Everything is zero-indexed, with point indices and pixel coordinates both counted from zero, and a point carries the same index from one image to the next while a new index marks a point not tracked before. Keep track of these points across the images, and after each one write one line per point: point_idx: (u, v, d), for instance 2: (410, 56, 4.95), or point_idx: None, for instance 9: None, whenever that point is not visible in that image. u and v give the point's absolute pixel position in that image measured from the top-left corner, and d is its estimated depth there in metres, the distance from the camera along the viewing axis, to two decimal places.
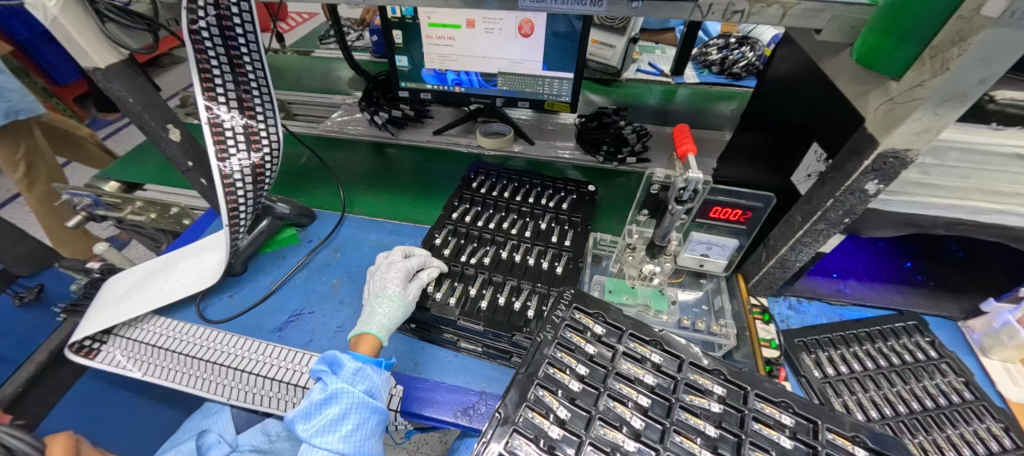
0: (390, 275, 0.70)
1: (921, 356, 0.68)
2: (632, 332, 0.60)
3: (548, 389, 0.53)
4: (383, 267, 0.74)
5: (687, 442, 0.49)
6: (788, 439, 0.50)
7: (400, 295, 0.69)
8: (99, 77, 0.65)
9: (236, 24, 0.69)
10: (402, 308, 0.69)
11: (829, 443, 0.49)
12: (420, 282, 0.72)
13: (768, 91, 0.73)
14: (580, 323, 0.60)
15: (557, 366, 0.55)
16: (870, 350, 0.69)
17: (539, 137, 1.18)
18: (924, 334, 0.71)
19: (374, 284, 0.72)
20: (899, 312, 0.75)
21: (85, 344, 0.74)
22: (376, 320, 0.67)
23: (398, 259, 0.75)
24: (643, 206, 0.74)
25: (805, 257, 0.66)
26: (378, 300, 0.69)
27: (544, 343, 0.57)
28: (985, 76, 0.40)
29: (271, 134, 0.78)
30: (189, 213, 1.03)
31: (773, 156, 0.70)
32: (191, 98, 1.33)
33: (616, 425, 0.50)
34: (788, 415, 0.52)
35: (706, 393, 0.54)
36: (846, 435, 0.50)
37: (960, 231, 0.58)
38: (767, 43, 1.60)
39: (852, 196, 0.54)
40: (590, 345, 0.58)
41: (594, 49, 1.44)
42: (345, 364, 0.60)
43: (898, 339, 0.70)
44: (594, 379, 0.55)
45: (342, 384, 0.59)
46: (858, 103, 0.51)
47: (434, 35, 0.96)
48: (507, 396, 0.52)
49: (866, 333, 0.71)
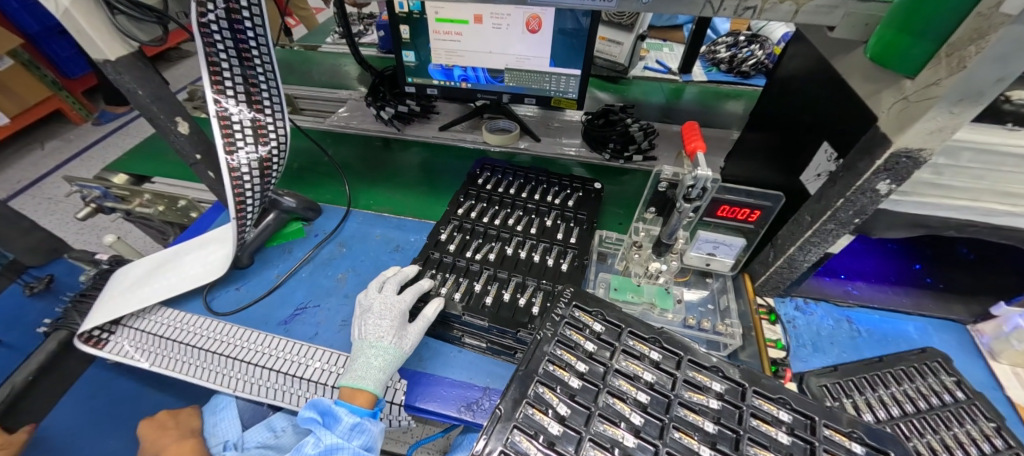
0: (386, 323, 0.66)
1: (947, 398, 0.61)
2: (632, 329, 0.60)
3: (548, 385, 0.53)
4: (377, 310, 0.68)
5: (687, 438, 0.49)
6: (786, 436, 0.50)
7: (396, 348, 0.65)
8: (109, 69, 0.65)
9: (245, 18, 0.69)
10: (396, 359, 0.65)
11: (827, 439, 0.49)
12: (425, 320, 0.69)
13: (779, 89, 0.72)
14: (578, 321, 0.60)
15: (558, 363, 0.55)
16: (896, 394, 0.61)
17: (545, 133, 1.17)
18: (951, 373, 0.64)
19: (365, 328, 0.67)
20: (922, 348, 0.68)
21: (94, 334, 0.75)
22: (371, 374, 0.63)
23: (392, 296, 0.70)
24: (651, 203, 0.74)
25: (813, 258, 0.65)
26: (373, 351, 0.65)
27: (544, 340, 0.57)
28: (1003, 75, 0.39)
29: (278, 128, 0.78)
30: (196, 206, 1.04)
31: (783, 156, 0.69)
32: (199, 91, 1.33)
33: (615, 420, 0.50)
34: (786, 411, 0.52)
35: (704, 390, 0.54)
36: (843, 430, 0.50)
37: (972, 232, 0.58)
38: (777, 41, 1.58)
39: (863, 196, 0.53)
40: (590, 343, 0.58)
41: (601, 46, 1.43)
42: (341, 420, 0.60)
43: (924, 379, 0.63)
44: (594, 376, 0.54)
45: (337, 439, 0.59)
46: (870, 103, 0.50)
47: (442, 30, 0.96)
48: (507, 392, 0.52)
49: (890, 375, 0.64)
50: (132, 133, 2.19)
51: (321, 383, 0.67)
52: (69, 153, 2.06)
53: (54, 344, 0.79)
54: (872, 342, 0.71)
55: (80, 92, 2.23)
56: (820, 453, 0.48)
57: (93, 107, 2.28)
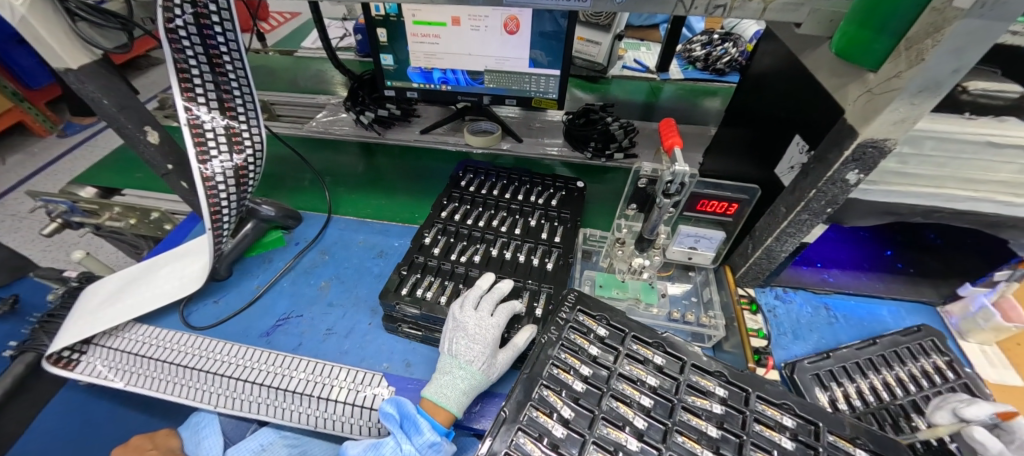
0: (478, 348, 0.63)
1: (938, 379, 0.63)
2: (636, 334, 0.60)
3: (552, 389, 0.53)
4: (471, 330, 0.64)
5: (689, 442, 0.50)
6: (789, 441, 0.51)
7: (483, 373, 0.62)
8: (71, 78, 0.62)
9: (214, 22, 0.68)
10: (482, 386, 0.62)
11: (831, 445, 0.50)
12: (515, 349, 0.66)
13: (752, 85, 0.74)
14: (583, 325, 0.61)
15: (562, 366, 0.56)
16: (887, 379, 0.63)
17: (527, 134, 1.18)
18: (943, 354, 0.66)
19: (454, 347, 0.63)
20: (916, 326, 0.71)
21: (64, 355, 0.72)
22: (455, 395, 0.60)
23: (488, 319, 0.66)
24: (632, 200, 0.73)
25: (790, 248, 0.67)
26: (460, 373, 0.61)
27: (548, 344, 0.58)
28: (958, 66, 0.41)
29: (254, 136, 0.76)
30: (170, 218, 1.01)
31: (758, 150, 0.71)
32: (170, 100, 1.30)
33: (619, 424, 0.51)
34: (790, 417, 0.53)
35: (708, 395, 0.55)
36: (848, 437, 0.51)
37: (938, 218, 0.60)
38: (750, 39, 1.62)
39: (834, 186, 0.55)
40: (594, 346, 0.59)
41: (580, 46, 1.44)
42: (422, 432, 0.55)
43: (915, 362, 0.65)
44: (597, 380, 0.55)
45: (413, 450, 0.54)
46: (837, 95, 0.52)
47: (419, 32, 0.95)
48: (511, 395, 0.52)
49: (883, 357, 0.66)
50: (101, 144, 2.11)
51: (306, 394, 0.65)
52: (33, 166, 1.97)
53: (23, 366, 0.74)
54: (848, 327, 0.74)
55: (44, 103, 2.13)
56: None
57: (58, 119, 2.18)
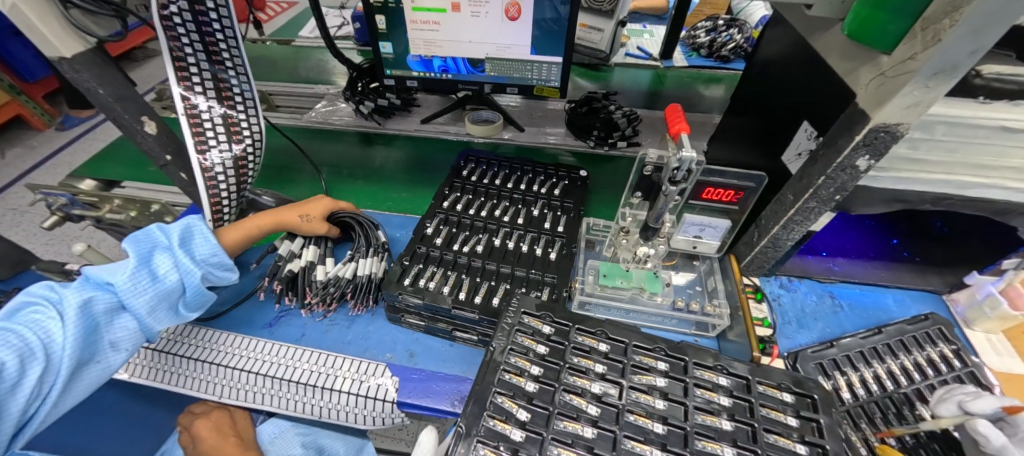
0: None
1: (943, 368, 0.63)
2: (577, 326, 0.59)
3: (505, 394, 0.51)
4: None
5: (640, 418, 0.50)
6: (727, 398, 0.52)
7: None
8: (66, 68, 0.61)
9: (210, 10, 0.67)
10: None
11: (762, 395, 0.53)
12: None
13: (758, 71, 0.72)
14: (528, 326, 0.58)
15: (512, 370, 0.54)
16: (892, 368, 0.63)
17: (528, 123, 1.16)
18: (950, 342, 0.66)
19: None
20: (924, 314, 0.71)
21: None
22: None
23: None
24: (636, 188, 0.73)
25: (796, 237, 0.66)
26: None
27: (496, 351, 0.55)
28: (976, 48, 0.40)
29: (252, 125, 0.75)
30: (170, 209, 1.00)
31: (764, 138, 0.70)
32: (167, 91, 1.28)
33: (573, 415, 0.50)
34: (723, 376, 0.54)
35: (649, 370, 0.55)
36: (773, 384, 0.53)
37: (947, 205, 0.59)
38: (755, 24, 1.59)
39: (843, 173, 0.54)
40: (541, 345, 0.57)
41: (582, 33, 1.41)
42: None
43: (922, 350, 0.65)
44: (549, 376, 0.54)
45: None
46: (848, 80, 0.51)
47: (419, 19, 0.94)
48: (465, 408, 0.50)
49: (888, 346, 0.66)
50: (100, 137, 2.09)
51: (310, 385, 0.65)
52: (32, 161, 1.95)
53: None
54: (853, 315, 0.73)
55: (41, 96, 2.11)
56: (757, 408, 0.51)
57: (56, 112, 2.16)
